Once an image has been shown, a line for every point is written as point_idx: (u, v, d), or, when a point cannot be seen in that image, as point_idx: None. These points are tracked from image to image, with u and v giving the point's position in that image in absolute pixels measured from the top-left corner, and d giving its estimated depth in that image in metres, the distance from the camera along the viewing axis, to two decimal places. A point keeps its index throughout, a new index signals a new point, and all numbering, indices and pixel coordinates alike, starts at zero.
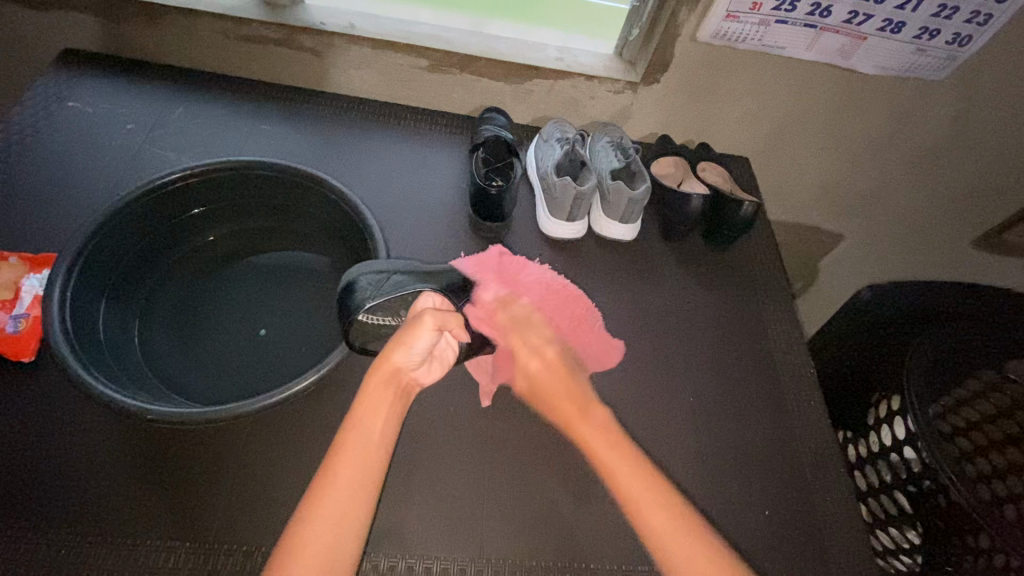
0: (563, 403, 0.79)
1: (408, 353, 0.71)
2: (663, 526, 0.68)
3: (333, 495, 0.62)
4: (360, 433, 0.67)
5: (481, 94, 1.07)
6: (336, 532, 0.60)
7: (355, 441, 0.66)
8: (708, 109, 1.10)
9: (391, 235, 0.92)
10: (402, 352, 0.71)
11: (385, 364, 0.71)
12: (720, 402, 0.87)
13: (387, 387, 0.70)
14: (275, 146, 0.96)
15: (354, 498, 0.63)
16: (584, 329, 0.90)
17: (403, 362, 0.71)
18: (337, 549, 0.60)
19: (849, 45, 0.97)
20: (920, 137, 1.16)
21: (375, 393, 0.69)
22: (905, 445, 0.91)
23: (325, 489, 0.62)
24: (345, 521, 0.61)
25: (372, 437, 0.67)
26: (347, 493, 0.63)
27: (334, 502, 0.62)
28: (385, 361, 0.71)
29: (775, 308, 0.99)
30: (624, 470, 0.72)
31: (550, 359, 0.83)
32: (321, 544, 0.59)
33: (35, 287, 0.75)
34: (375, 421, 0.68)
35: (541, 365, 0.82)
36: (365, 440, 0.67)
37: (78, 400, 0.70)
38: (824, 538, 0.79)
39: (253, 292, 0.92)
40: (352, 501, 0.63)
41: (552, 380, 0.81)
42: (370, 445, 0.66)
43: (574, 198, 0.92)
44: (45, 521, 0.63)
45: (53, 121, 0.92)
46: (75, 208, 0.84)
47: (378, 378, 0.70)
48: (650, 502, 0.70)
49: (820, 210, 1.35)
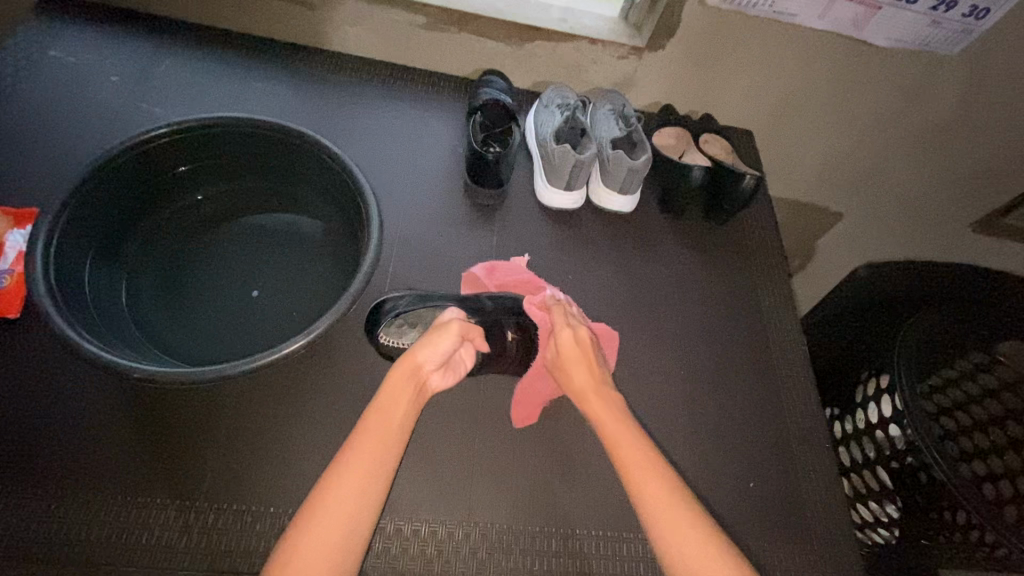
0: (580, 377, 0.74)
1: (432, 352, 0.70)
2: (660, 495, 0.64)
3: (347, 473, 0.60)
4: (378, 418, 0.65)
5: (481, 56, 1.04)
6: (350, 510, 0.58)
7: (374, 425, 0.64)
8: (714, 78, 1.07)
9: (385, 200, 0.90)
10: (426, 350, 0.70)
11: (409, 361, 0.69)
12: (712, 377, 0.88)
13: (408, 383, 0.68)
14: (267, 104, 0.93)
15: (369, 478, 0.60)
16: (593, 339, 0.85)
17: (425, 361, 0.70)
18: (352, 530, 0.57)
19: (862, 15, 0.95)
20: (928, 114, 1.14)
21: (395, 386, 0.68)
22: (890, 422, 0.92)
23: (340, 468, 0.60)
24: (361, 500, 0.59)
25: (391, 420, 0.65)
26: (360, 471, 0.60)
27: (349, 480, 0.59)
28: (409, 360, 0.69)
29: (771, 285, 0.99)
30: (628, 445, 0.68)
31: (584, 335, 0.77)
32: (332, 521, 0.57)
33: (18, 243, 0.74)
34: (394, 408, 0.66)
35: (573, 337, 0.76)
36: (382, 424, 0.65)
37: (65, 358, 0.69)
38: (807, 510, 0.80)
39: (244, 253, 0.91)
40: (368, 481, 0.60)
41: (579, 354, 0.75)
42: (388, 429, 0.64)
43: (574, 166, 0.90)
44: (34, 477, 0.63)
45: (35, 70, 0.88)
46: (58, 161, 0.81)
47: (400, 373, 0.68)
48: (644, 467, 0.66)
49: (822, 187, 1.33)
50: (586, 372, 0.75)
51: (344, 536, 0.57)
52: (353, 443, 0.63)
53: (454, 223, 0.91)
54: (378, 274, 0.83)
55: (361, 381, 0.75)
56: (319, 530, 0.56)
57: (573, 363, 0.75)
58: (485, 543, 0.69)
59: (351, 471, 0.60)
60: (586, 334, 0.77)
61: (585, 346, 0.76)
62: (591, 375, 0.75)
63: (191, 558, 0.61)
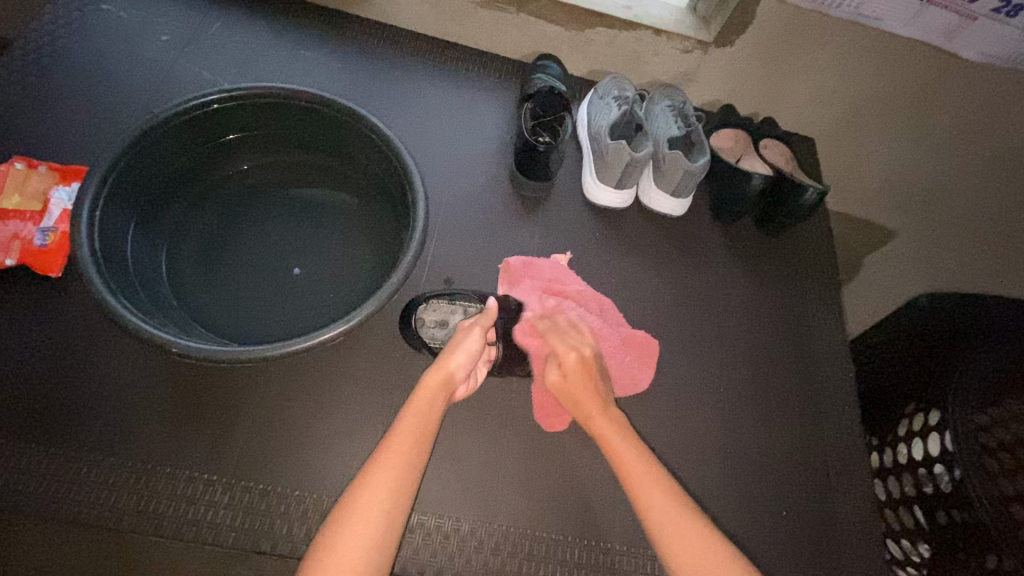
0: (581, 396, 0.70)
1: (464, 358, 0.69)
2: (670, 516, 0.61)
3: (384, 470, 0.59)
4: (415, 418, 0.64)
5: (538, 39, 0.99)
6: (386, 506, 0.57)
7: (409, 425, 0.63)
8: (781, 80, 1.01)
9: (429, 184, 0.88)
10: (459, 354, 0.68)
11: (442, 369, 0.67)
12: (751, 397, 0.84)
13: (440, 391, 0.66)
14: (315, 75, 0.90)
15: (403, 479, 0.59)
16: (625, 347, 0.82)
17: (457, 368, 0.68)
18: (385, 530, 0.56)
19: (954, 24, 0.88)
20: (1006, 137, 1.06)
21: (427, 393, 0.65)
22: (936, 461, 0.89)
23: (375, 468, 0.59)
24: (396, 501, 0.58)
25: (424, 424, 0.64)
26: (394, 471, 0.59)
27: (385, 480, 0.58)
28: (441, 369, 0.67)
29: (820, 306, 0.94)
30: (630, 456, 0.66)
31: (590, 356, 0.72)
32: (370, 516, 0.56)
33: (63, 201, 0.73)
34: (426, 412, 0.65)
35: (579, 359, 0.71)
36: (409, 433, 0.62)
37: (104, 323, 0.69)
38: (839, 543, 0.78)
39: (284, 227, 0.89)
40: (401, 481, 0.59)
41: (582, 379, 0.70)
42: (421, 431, 0.63)
43: (628, 165, 0.86)
44: (71, 440, 0.63)
45: (86, 23, 0.87)
46: (104, 120, 0.80)
47: (432, 380, 0.66)
48: (652, 485, 0.63)
49: (883, 205, 1.24)
50: (588, 396, 0.70)
51: (378, 534, 0.56)
52: (388, 444, 0.61)
53: (497, 213, 0.88)
54: (418, 262, 0.81)
55: (393, 370, 0.73)
56: (358, 523, 0.55)
57: (574, 388, 0.70)
58: (509, 546, 0.68)
59: (385, 471, 0.59)
60: (589, 353, 0.72)
61: (588, 367, 0.71)
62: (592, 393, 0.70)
63: (218, 533, 0.61)
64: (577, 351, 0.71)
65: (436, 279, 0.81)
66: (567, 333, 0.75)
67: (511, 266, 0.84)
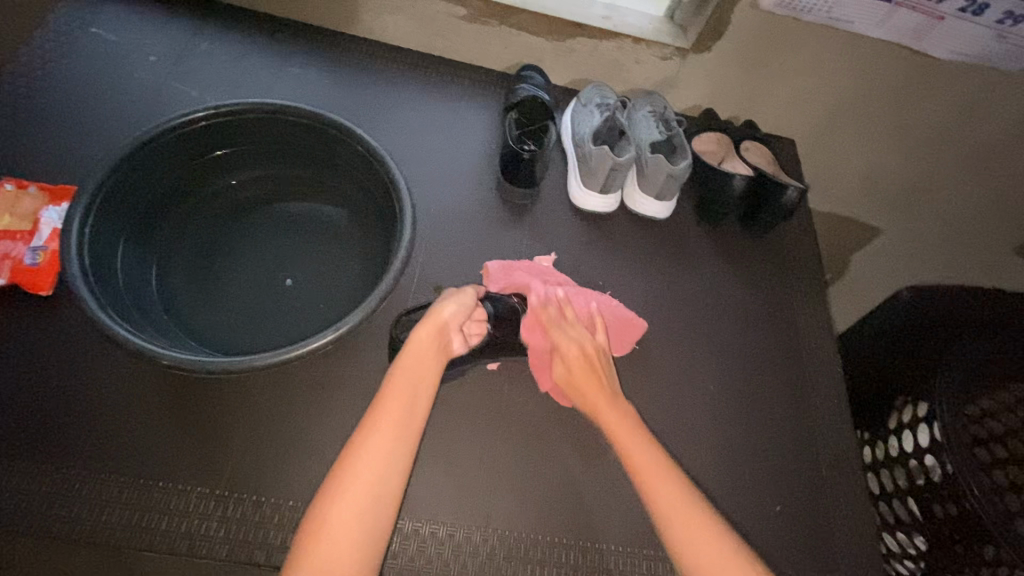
0: (586, 388, 0.73)
1: (454, 310, 0.73)
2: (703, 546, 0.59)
3: (381, 422, 0.61)
4: (399, 397, 0.64)
5: (520, 50, 1.01)
6: (379, 475, 0.58)
7: (404, 379, 0.65)
8: (758, 84, 1.03)
9: (416, 193, 0.89)
10: (450, 306, 0.72)
11: (434, 320, 0.71)
12: (741, 395, 0.85)
13: (432, 344, 0.70)
14: (303, 90, 0.92)
15: (402, 429, 0.62)
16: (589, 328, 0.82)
17: (450, 318, 0.72)
18: (388, 474, 0.58)
19: (923, 24, 0.90)
20: (981, 134, 1.09)
21: (421, 346, 0.69)
22: (926, 452, 0.89)
23: (376, 419, 0.61)
24: (399, 448, 0.60)
25: (416, 378, 0.66)
26: (392, 423, 0.62)
27: (387, 429, 0.61)
28: (433, 319, 0.71)
29: (806, 304, 0.95)
30: (660, 485, 0.63)
31: (591, 351, 0.75)
32: (374, 463, 0.58)
33: (53, 220, 0.74)
34: (421, 366, 0.68)
35: (580, 352, 0.75)
36: (396, 414, 0.62)
37: (95, 340, 0.70)
38: (834, 537, 0.78)
39: (275, 240, 0.90)
40: (400, 432, 0.61)
41: (584, 370, 0.74)
42: (414, 386, 0.66)
43: (612, 168, 0.87)
44: (62, 457, 0.63)
45: (75, 46, 0.89)
46: (94, 139, 0.81)
47: (425, 333, 0.70)
48: (655, 480, 0.64)
49: (866, 203, 1.26)
50: (592, 388, 0.72)
51: (369, 522, 0.55)
52: (383, 398, 0.64)
53: (484, 220, 0.89)
54: (407, 270, 0.82)
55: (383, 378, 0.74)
56: (364, 469, 0.57)
57: (580, 379, 0.73)
58: (505, 550, 0.68)
59: (372, 445, 0.59)
60: (591, 349, 0.75)
61: (590, 358, 0.75)
62: (598, 385, 0.72)
63: (211, 547, 0.61)
64: (579, 346, 0.75)
65: (425, 288, 0.81)
66: (570, 328, 0.78)
67: (490, 272, 0.84)
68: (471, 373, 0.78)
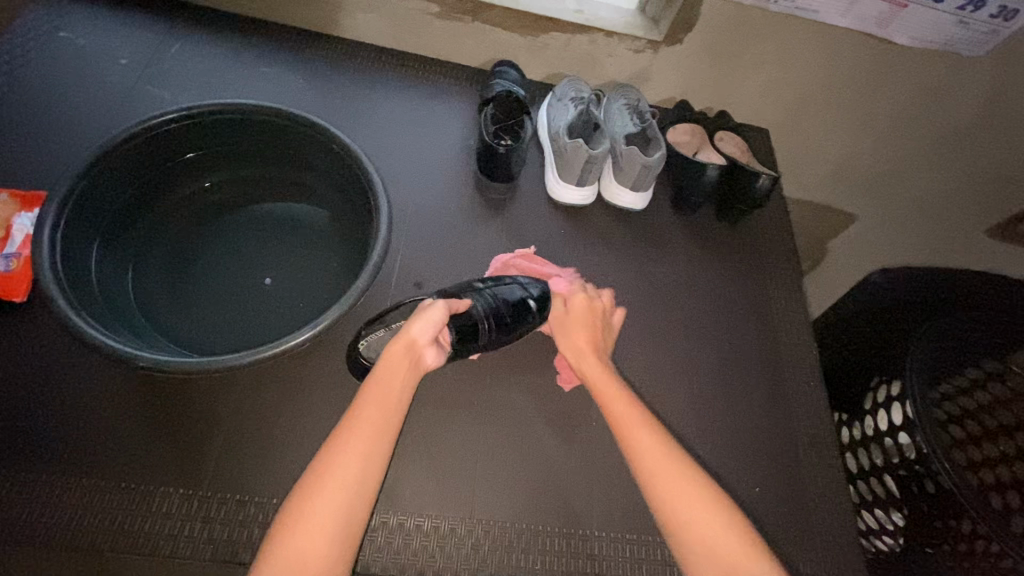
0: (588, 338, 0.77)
1: (425, 327, 0.69)
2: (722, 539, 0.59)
3: (360, 426, 0.61)
4: (378, 402, 0.63)
5: (494, 46, 1.01)
6: (356, 476, 0.58)
7: (375, 393, 0.64)
8: (731, 75, 1.04)
9: (393, 191, 0.89)
10: (419, 324, 0.69)
11: (403, 338, 0.68)
12: (719, 380, 0.86)
13: (404, 361, 0.67)
14: (276, 90, 0.92)
15: (375, 446, 0.60)
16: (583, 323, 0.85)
17: (419, 336, 0.69)
18: (360, 490, 0.57)
19: (887, 12, 0.92)
20: (948, 118, 1.11)
21: (394, 361, 0.67)
22: (901, 430, 0.92)
23: (345, 436, 0.60)
24: (367, 465, 0.59)
25: (394, 385, 0.65)
26: (371, 427, 0.61)
27: (357, 446, 0.59)
28: (403, 336, 0.68)
29: (781, 289, 0.97)
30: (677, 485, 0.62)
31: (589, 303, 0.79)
32: (339, 484, 0.57)
33: (26, 226, 0.73)
34: (395, 377, 0.66)
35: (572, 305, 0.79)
36: (376, 417, 0.62)
37: (71, 345, 0.69)
38: (813, 516, 0.80)
39: (252, 240, 0.90)
40: (370, 449, 0.60)
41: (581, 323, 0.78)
42: (387, 402, 0.64)
43: (587, 161, 0.88)
44: (39, 463, 0.63)
45: (43, 50, 0.88)
46: (65, 143, 0.81)
47: (395, 350, 0.67)
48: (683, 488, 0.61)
49: (840, 189, 1.28)
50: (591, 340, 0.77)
51: (345, 524, 0.55)
52: (354, 414, 0.62)
53: (463, 215, 0.90)
54: (386, 267, 0.83)
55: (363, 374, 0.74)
56: (328, 490, 0.56)
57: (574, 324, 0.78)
58: (489, 541, 0.69)
59: (349, 449, 0.59)
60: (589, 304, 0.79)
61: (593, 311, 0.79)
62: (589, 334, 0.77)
63: (194, 547, 0.61)
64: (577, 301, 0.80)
65: (404, 284, 0.82)
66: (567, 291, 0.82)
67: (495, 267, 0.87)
68: (452, 367, 0.79)
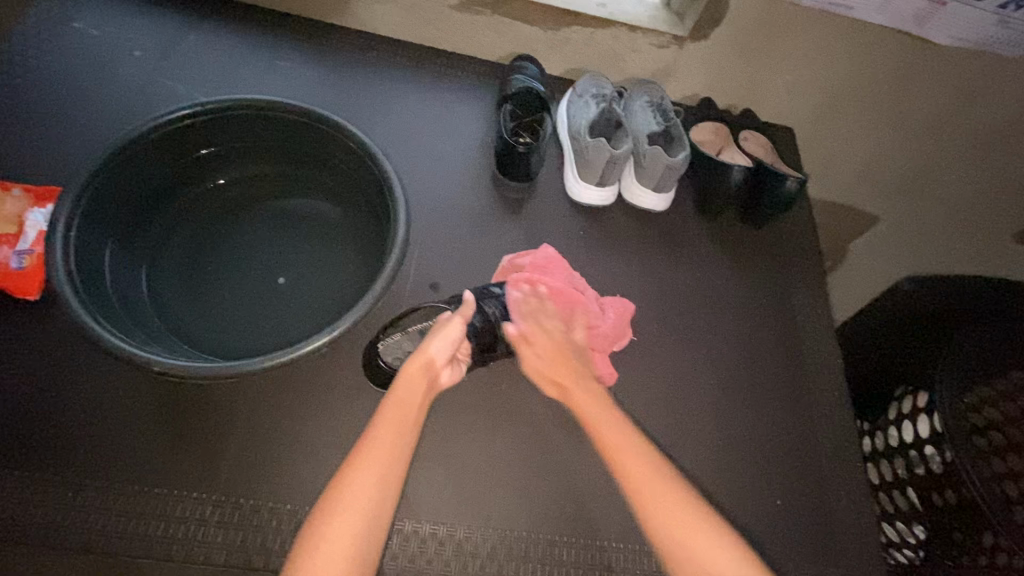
0: (557, 373, 0.72)
1: (442, 346, 0.68)
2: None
3: (376, 448, 0.60)
4: (394, 424, 0.62)
5: (515, 40, 0.99)
6: (373, 500, 0.57)
7: (392, 413, 0.62)
8: (758, 72, 1.01)
9: (410, 190, 0.87)
10: (437, 343, 0.67)
11: (421, 357, 0.66)
12: (741, 388, 0.84)
13: (422, 380, 0.66)
14: (292, 85, 0.90)
15: (391, 468, 0.59)
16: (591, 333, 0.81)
17: (437, 355, 0.68)
18: (376, 516, 0.56)
19: (925, 9, 0.89)
20: (981, 120, 1.07)
21: (411, 380, 0.65)
22: (926, 442, 0.89)
23: (363, 459, 0.59)
24: (385, 487, 0.58)
25: (410, 406, 0.64)
26: (387, 448, 0.60)
27: (375, 467, 0.58)
28: (421, 354, 0.66)
29: (805, 294, 0.94)
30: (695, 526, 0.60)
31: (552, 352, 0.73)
32: (358, 506, 0.56)
33: (39, 222, 0.72)
34: (411, 399, 0.64)
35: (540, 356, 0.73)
36: (392, 440, 0.61)
37: (85, 346, 0.68)
38: (835, 529, 0.78)
39: (266, 239, 0.88)
40: (387, 470, 0.59)
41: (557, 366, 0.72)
42: (403, 421, 0.62)
43: (609, 162, 0.86)
44: (54, 465, 0.62)
45: (57, 41, 0.86)
46: (79, 138, 0.79)
47: (413, 369, 0.66)
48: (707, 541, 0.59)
49: (864, 190, 1.25)
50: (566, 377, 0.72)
51: (362, 550, 0.54)
52: (370, 435, 0.61)
53: (480, 215, 0.88)
54: (402, 268, 0.81)
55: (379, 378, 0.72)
56: (348, 513, 0.55)
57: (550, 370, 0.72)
58: (506, 549, 0.68)
59: (366, 472, 0.58)
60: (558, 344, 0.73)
61: (561, 350, 0.73)
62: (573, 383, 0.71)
63: (209, 552, 0.60)
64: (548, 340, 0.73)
65: (422, 286, 0.80)
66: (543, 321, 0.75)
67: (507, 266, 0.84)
68: (470, 371, 0.77)
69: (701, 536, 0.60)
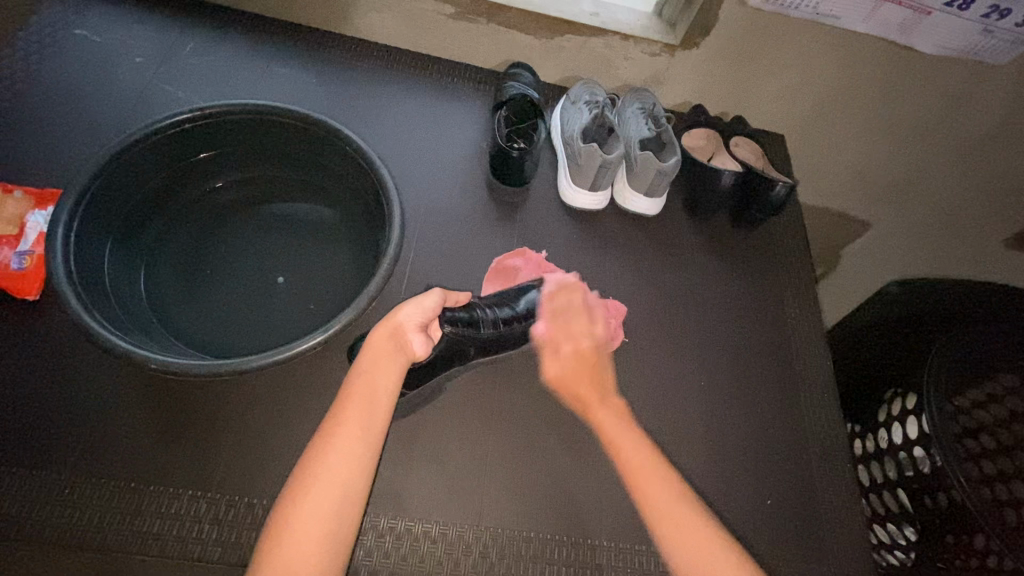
0: (579, 387, 0.69)
1: (411, 311, 0.70)
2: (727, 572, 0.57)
3: (345, 425, 0.60)
4: (360, 401, 0.62)
5: (509, 48, 1.01)
6: (343, 475, 0.57)
7: (361, 388, 0.63)
8: (748, 79, 1.03)
9: (405, 192, 0.89)
10: (406, 308, 0.70)
11: (389, 322, 0.69)
12: (731, 389, 0.85)
13: (388, 349, 0.68)
14: (290, 90, 0.92)
15: (360, 442, 0.59)
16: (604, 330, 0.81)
17: (406, 320, 0.70)
18: (346, 491, 0.56)
19: (910, 18, 0.90)
20: (968, 127, 1.09)
21: (378, 349, 0.67)
22: (915, 444, 0.90)
23: (330, 432, 0.59)
24: (357, 458, 0.58)
25: (378, 381, 0.65)
26: (356, 425, 0.60)
27: (344, 441, 0.59)
28: (387, 320, 0.69)
29: (796, 296, 0.96)
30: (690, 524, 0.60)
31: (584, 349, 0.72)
32: (327, 479, 0.56)
33: (40, 223, 0.74)
34: (377, 374, 0.65)
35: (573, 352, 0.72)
36: (360, 417, 0.61)
37: (83, 345, 0.69)
38: (825, 530, 0.79)
39: (264, 238, 0.89)
40: (357, 445, 0.59)
41: (580, 372, 0.70)
42: (372, 396, 0.63)
43: (601, 166, 0.87)
44: (52, 461, 0.63)
45: (59, 48, 0.88)
46: (79, 142, 0.81)
47: (379, 337, 0.68)
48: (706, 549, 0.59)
49: (854, 196, 1.27)
50: (587, 387, 0.69)
51: (334, 523, 0.55)
52: (338, 411, 0.62)
53: (474, 218, 0.89)
54: (397, 270, 0.82)
55: None
56: (317, 485, 0.56)
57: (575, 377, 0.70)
58: (497, 547, 0.68)
59: (333, 448, 0.58)
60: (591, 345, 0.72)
61: (585, 358, 0.71)
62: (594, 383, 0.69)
63: (203, 549, 0.61)
64: (574, 343, 0.72)
65: (416, 289, 0.81)
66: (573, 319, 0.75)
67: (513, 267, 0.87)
68: (463, 372, 0.78)
69: (691, 536, 0.60)
